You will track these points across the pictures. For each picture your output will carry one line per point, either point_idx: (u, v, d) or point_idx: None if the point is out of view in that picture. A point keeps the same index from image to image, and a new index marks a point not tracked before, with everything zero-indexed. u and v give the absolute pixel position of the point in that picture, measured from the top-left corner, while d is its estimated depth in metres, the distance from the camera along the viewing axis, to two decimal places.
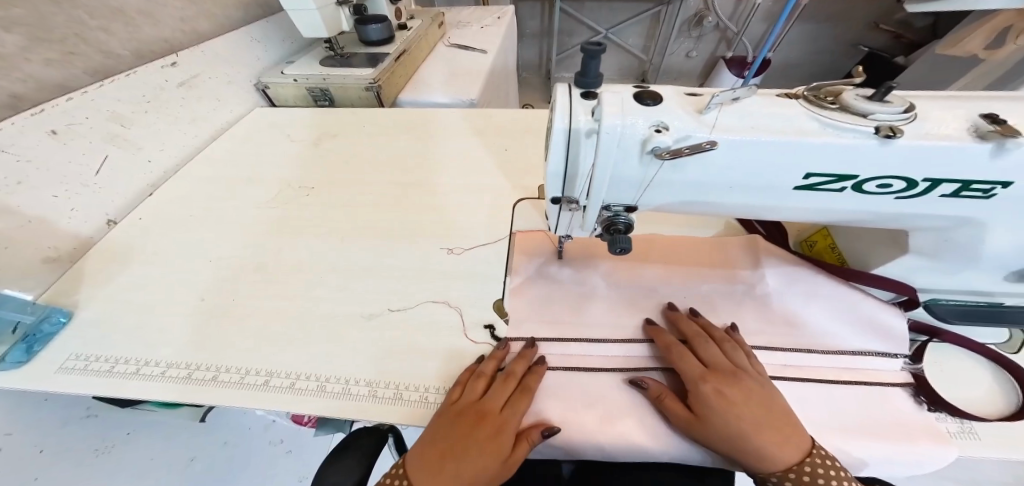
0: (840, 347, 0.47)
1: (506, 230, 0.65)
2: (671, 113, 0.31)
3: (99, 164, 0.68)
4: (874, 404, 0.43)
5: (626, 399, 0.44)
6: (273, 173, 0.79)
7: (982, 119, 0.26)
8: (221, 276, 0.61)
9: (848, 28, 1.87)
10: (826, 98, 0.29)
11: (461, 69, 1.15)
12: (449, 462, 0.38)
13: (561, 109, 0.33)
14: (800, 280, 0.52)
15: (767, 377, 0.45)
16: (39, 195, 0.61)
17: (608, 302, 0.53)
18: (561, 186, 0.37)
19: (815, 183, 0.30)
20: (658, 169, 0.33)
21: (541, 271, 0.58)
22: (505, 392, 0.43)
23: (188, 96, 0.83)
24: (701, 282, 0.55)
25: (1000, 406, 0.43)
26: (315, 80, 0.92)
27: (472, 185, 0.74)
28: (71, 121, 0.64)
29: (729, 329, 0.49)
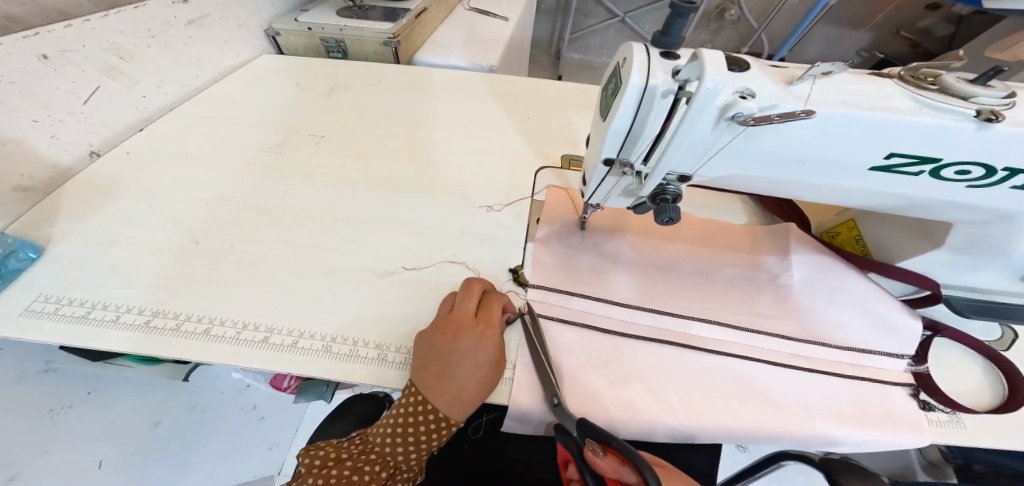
0: (858, 340, 0.48)
1: (528, 199, 0.63)
2: (760, 82, 0.29)
3: (90, 94, 0.61)
4: (869, 390, 0.44)
5: (651, 373, 0.44)
6: (279, 117, 0.73)
7: None
8: (223, 220, 0.56)
9: (864, 34, 1.90)
10: (925, 78, 0.28)
11: (480, 33, 1.10)
12: (454, 379, 0.40)
13: (639, 64, 0.31)
14: (814, 268, 0.54)
15: (775, 362, 0.46)
16: (17, 118, 0.53)
17: (631, 277, 0.52)
18: (619, 146, 0.36)
19: (895, 165, 0.30)
20: (731, 138, 0.32)
21: (568, 239, 0.56)
22: (494, 317, 0.44)
23: (196, 36, 0.76)
24: (728, 265, 0.55)
25: (990, 398, 0.45)
26: (331, 30, 0.85)
27: (493, 149, 0.71)
28: (66, 47, 0.57)
29: (755, 312, 0.50)
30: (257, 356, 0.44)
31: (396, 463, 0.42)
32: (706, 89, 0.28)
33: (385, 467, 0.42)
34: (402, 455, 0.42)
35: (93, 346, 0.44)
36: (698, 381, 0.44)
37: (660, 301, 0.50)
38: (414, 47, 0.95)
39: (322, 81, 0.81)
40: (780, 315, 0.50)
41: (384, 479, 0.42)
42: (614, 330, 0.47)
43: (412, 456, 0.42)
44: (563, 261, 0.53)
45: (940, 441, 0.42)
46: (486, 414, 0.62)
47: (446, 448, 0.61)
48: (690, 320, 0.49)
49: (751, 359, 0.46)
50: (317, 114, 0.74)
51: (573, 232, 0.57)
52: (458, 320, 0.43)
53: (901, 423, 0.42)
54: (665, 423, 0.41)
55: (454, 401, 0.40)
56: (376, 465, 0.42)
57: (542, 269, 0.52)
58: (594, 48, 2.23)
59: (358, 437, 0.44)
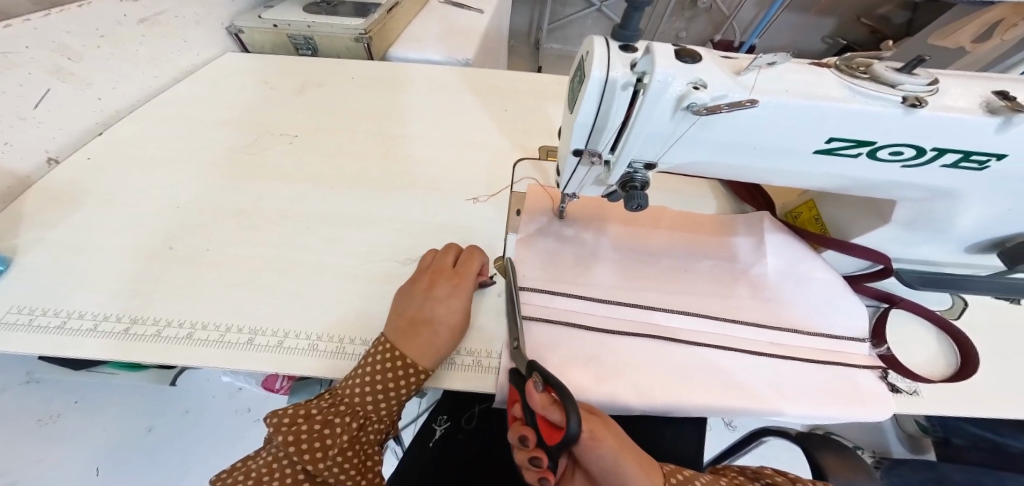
0: (826, 326, 0.50)
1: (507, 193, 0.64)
2: (710, 73, 0.31)
3: (41, 98, 0.59)
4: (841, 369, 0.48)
5: (625, 357, 0.46)
6: (249, 116, 0.72)
7: (992, 96, 0.28)
8: (196, 223, 0.56)
9: (828, 21, 1.94)
10: (858, 68, 0.30)
11: (453, 27, 1.10)
12: (428, 324, 0.44)
13: (600, 57, 0.32)
14: (786, 255, 0.56)
15: (752, 347, 0.48)
16: None
17: (610, 267, 0.55)
18: (586, 138, 0.37)
19: (835, 148, 0.32)
20: (689, 127, 0.34)
21: (550, 229, 0.58)
22: (469, 271, 0.49)
23: (150, 35, 0.74)
24: (707, 253, 0.57)
25: (943, 370, 0.49)
26: (298, 26, 0.82)
27: (468, 143, 0.71)
28: (7, 49, 0.55)
29: (729, 295, 0.53)
30: (237, 356, 0.44)
31: (366, 414, 0.42)
32: (658, 81, 0.31)
33: (355, 418, 0.41)
34: (371, 404, 0.42)
35: (71, 357, 0.44)
36: (675, 367, 0.46)
37: (638, 289, 0.53)
38: (388, 41, 0.94)
39: (289, 79, 0.79)
40: (749, 297, 0.53)
41: (355, 429, 0.41)
42: (592, 319, 0.49)
43: (383, 405, 0.42)
44: (544, 253, 0.55)
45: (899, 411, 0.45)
46: (478, 403, 0.67)
47: (440, 440, 0.63)
48: (664, 306, 0.51)
49: (724, 343, 0.48)
50: (288, 113, 0.73)
51: (552, 225, 0.58)
52: (439, 272, 0.49)
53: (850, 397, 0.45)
54: (636, 401, 0.43)
55: (425, 347, 0.43)
56: (346, 416, 0.41)
57: (526, 262, 0.53)
58: (572, 38, 2.24)
59: (325, 394, 0.43)
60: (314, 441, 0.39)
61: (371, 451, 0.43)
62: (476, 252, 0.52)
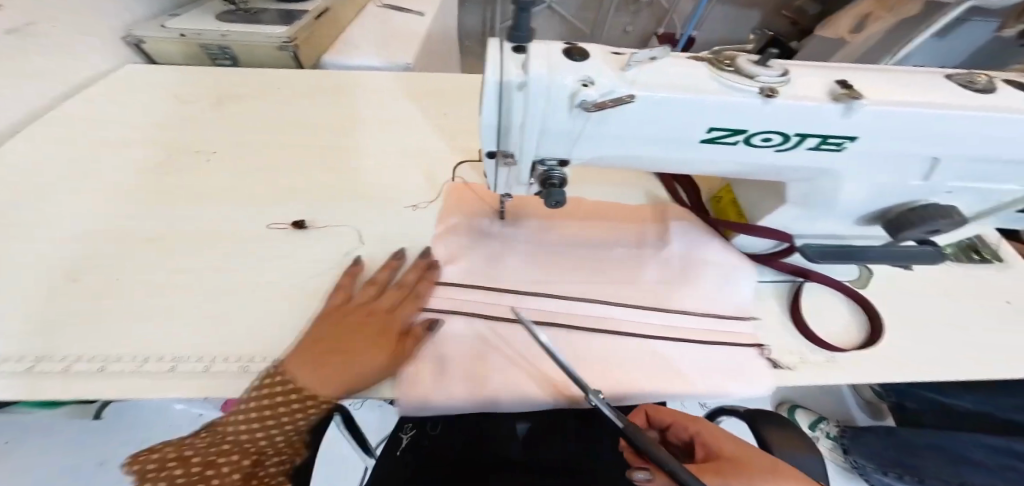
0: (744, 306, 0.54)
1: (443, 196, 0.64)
2: (599, 70, 0.33)
3: None
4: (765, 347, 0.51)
5: (572, 352, 0.47)
6: (165, 133, 0.68)
7: (834, 85, 0.32)
8: (105, 250, 0.53)
9: (758, 13, 2.07)
10: (725, 61, 0.33)
11: (390, 30, 1.09)
12: (345, 355, 0.42)
13: (494, 60, 0.32)
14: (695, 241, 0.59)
15: (686, 331, 0.51)
16: None
17: (544, 264, 0.56)
18: (494, 140, 0.38)
19: (716, 137, 0.34)
20: (587, 124, 0.35)
21: (488, 230, 0.59)
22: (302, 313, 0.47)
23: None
24: (641, 242, 0.60)
25: (855, 337, 0.54)
26: (209, 36, 0.78)
27: (403, 148, 0.71)
28: None
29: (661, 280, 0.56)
30: (148, 386, 0.42)
31: (258, 448, 0.42)
32: (533, 84, 0.32)
33: (245, 455, 0.41)
34: (264, 439, 0.42)
35: None
36: (617, 357, 0.48)
37: (579, 283, 0.54)
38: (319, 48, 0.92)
39: (211, 91, 0.76)
40: (681, 281, 0.56)
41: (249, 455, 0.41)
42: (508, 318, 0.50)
43: (268, 436, 0.42)
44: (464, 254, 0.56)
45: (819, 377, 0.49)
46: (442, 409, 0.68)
47: (407, 449, 0.64)
48: (602, 297, 0.53)
49: (663, 329, 0.51)
50: (210, 127, 0.70)
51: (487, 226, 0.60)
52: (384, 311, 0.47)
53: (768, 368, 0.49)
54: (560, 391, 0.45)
55: (314, 377, 0.41)
56: (234, 454, 0.41)
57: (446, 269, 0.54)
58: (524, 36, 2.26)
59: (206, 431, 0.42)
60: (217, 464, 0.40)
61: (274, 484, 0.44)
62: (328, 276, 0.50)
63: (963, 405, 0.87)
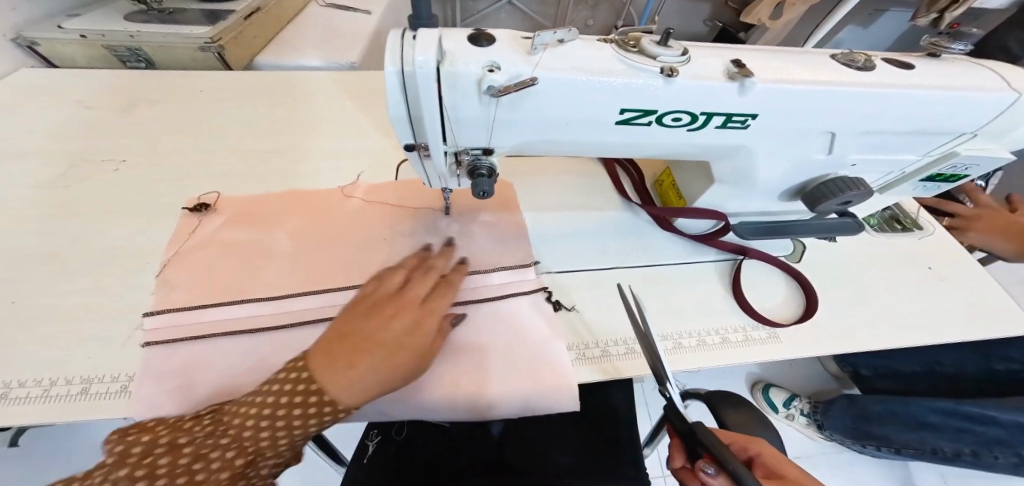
0: (666, 287, 0.57)
1: (384, 192, 0.62)
2: (504, 54, 0.32)
3: None
4: (708, 327, 0.53)
5: (529, 347, 0.48)
6: (77, 143, 0.63)
7: (731, 64, 0.33)
8: (2, 272, 0.48)
9: None
10: (631, 42, 0.33)
11: (333, 30, 1.05)
12: (356, 347, 0.37)
13: (393, 50, 0.31)
14: (587, 233, 0.62)
15: (630, 318, 0.53)
16: None
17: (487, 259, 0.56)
18: (410, 132, 0.37)
19: (629, 118, 0.35)
20: (499, 110, 0.34)
21: (432, 227, 0.58)
22: (417, 293, 0.44)
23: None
24: (584, 234, 0.62)
25: (793, 310, 0.56)
26: (117, 37, 0.72)
27: (343, 149, 0.69)
28: None
29: (603, 269, 0.58)
30: (53, 413, 0.39)
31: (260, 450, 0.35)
32: (427, 70, 0.31)
33: (243, 455, 0.34)
34: (266, 438, 0.34)
35: None
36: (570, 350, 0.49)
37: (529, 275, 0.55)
38: (252, 49, 0.88)
39: (132, 96, 0.71)
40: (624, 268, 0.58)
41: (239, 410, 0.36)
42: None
43: (267, 434, 0.34)
44: (362, 257, 0.53)
45: (761, 353, 0.51)
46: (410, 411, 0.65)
47: (375, 456, 0.60)
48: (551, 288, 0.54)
49: (609, 316, 0.53)
50: (130, 135, 0.66)
51: (429, 223, 0.59)
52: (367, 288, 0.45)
53: (708, 345, 0.51)
54: (460, 400, 0.44)
55: (340, 368, 0.36)
56: (231, 451, 0.33)
57: (339, 277, 0.51)
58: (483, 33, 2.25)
59: (207, 419, 0.37)
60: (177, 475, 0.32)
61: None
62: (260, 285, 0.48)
63: (904, 369, 0.92)
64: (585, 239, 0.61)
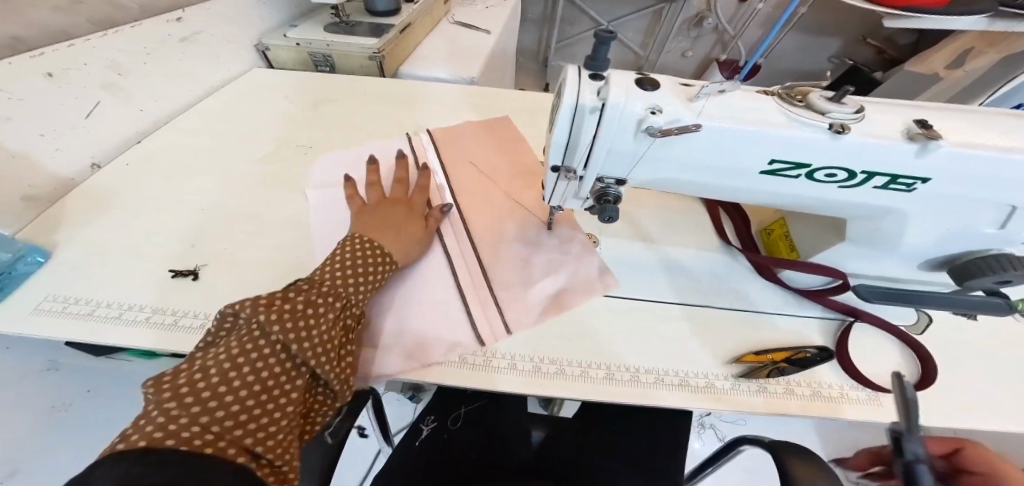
0: (763, 334, 0.58)
1: (505, 204, 0.70)
2: (667, 98, 0.35)
3: (90, 109, 0.66)
4: (799, 377, 0.53)
5: (622, 356, 0.54)
6: (271, 130, 0.80)
7: (914, 124, 0.33)
8: (219, 226, 0.63)
9: (837, 40, 1.99)
10: (797, 96, 0.34)
11: (460, 47, 1.17)
12: None
13: (570, 86, 0.36)
14: (687, 269, 0.65)
15: (725, 358, 0.55)
16: (25, 133, 0.58)
17: (587, 281, 0.62)
18: (562, 156, 0.42)
19: (778, 169, 0.36)
20: (649, 148, 0.38)
21: (540, 239, 0.65)
22: None
23: (188, 52, 0.82)
24: (682, 268, 0.64)
25: (903, 379, 0.54)
26: (318, 45, 0.94)
27: (467, 159, 0.78)
28: (69, 65, 0.62)
29: (698, 306, 0.60)
30: None
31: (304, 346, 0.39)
32: (610, 108, 0.35)
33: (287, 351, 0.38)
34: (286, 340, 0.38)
35: (108, 344, 0.50)
36: (669, 375, 0.53)
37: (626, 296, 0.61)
38: (401, 58, 1.06)
39: (312, 97, 0.88)
40: (719, 308, 0.60)
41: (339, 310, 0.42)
42: (518, 317, 0.56)
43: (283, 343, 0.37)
44: (485, 261, 0.62)
45: (864, 418, 0.50)
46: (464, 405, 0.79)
47: (436, 433, 0.74)
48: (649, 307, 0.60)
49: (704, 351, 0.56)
50: (310, 129, 0.81)
51: (542, 238, 0.66)
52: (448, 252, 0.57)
53: (797, 395, 0.52)
54: (574, 390, 0.50)
55: None
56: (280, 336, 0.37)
57: (466, 278, 0.59)
58: (578, 55, 2.35)
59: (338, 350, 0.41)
60: (197, 413, 0.32)
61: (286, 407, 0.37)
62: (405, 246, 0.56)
63: None
64: (684, 273, 0.64)
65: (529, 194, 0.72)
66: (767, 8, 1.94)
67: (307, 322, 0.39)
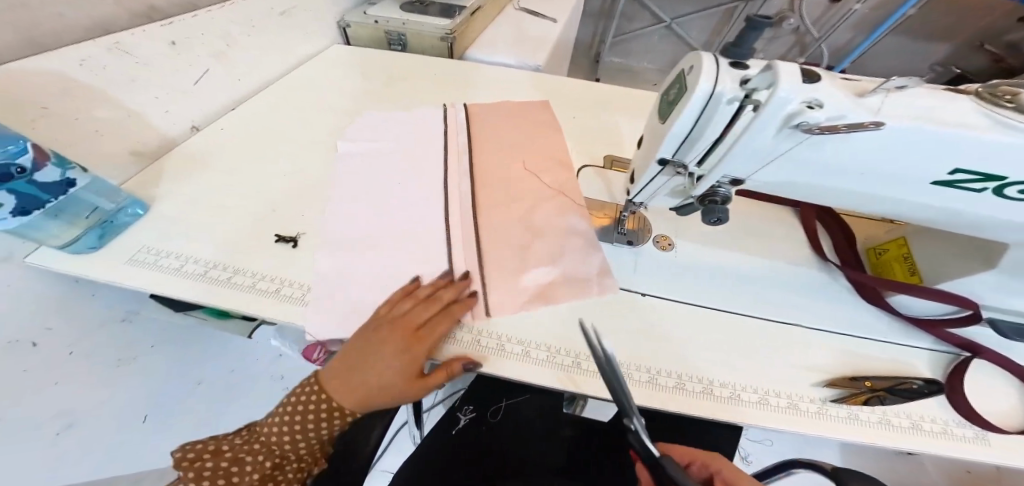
0: (863, 358, 0.53)
1: (523, 186, 0.67)
2: (829, 91, 0.30)
3: (200, 77, 0.68)
4: (896, 406, 0.49)
5: (689, 362, 0.51)
6: (349, 104, 0.81)
7: None
8: (299, 194, 0.64)
9: (945, 46, 1.88)
10: (1003, 96, 0.30)
11: (525, 34, 1.15)
12: (363, 370, 0.45)
13: (706, 72, 0.33)
14: (773, 281, 0.60)
15: (817, 381, 0.50)
16: (142, 94, 0.60)
17: (594, 264, 0.59)
18: (676, 148, 0.39)
19: (957, 180, 0.32)
20: (791, 147, 0.34)
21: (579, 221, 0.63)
22: (419, 326, 0.47)
23: (285, 26, 0.83)
24: (767, 279, 0.60)
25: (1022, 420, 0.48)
26: (395, 24, 0.95)
27: (494, 137, 0.75)
28: (190, 34, 0.65)
29: (788, 322, 0.56)
30: (297, 317, 0.51)
31: (283, 453, 0.48)
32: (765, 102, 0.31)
33: (270, 457, 0.47)
34: (285, 442, 0.47)
35: (197, 302, 0.52)
36: (750, 394, 0.49)
37: (703, 304, 0.57)
38: (468, 44, 1.05)
39: (385, 74, 0.89)
40: (808, 326, 0.55)
41: (267, 468, 0.46)
42: (502, 296, 0.54)
43: (286, 438, 0.47)
44: (486, 236, 0.60)
45: (975, 458, 0.45)
46: (503, 399, 0.77)
47: (463, 429, 0.72)
48: (733, 317, 0.56)
49: (792, 366, 0.52)
50: (383, 107, 0.81)
51: (562, 220, 0.63)
52: (416, 337, 0.46)
53: (895, 426, 0.47)
54: (644, 394, 0.48)
55: (353, 395, 0.45)
56: (258, 454, 0.46)
57: (463, 250, 0.58)
58: (633, 52, 2.27)
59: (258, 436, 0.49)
60: None
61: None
62: (435, 317, 0.48)
63: None
64: (770, 286, 0.60)
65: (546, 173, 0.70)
66: (864, 9, 1.84)
67: (231, 480, 0.45)
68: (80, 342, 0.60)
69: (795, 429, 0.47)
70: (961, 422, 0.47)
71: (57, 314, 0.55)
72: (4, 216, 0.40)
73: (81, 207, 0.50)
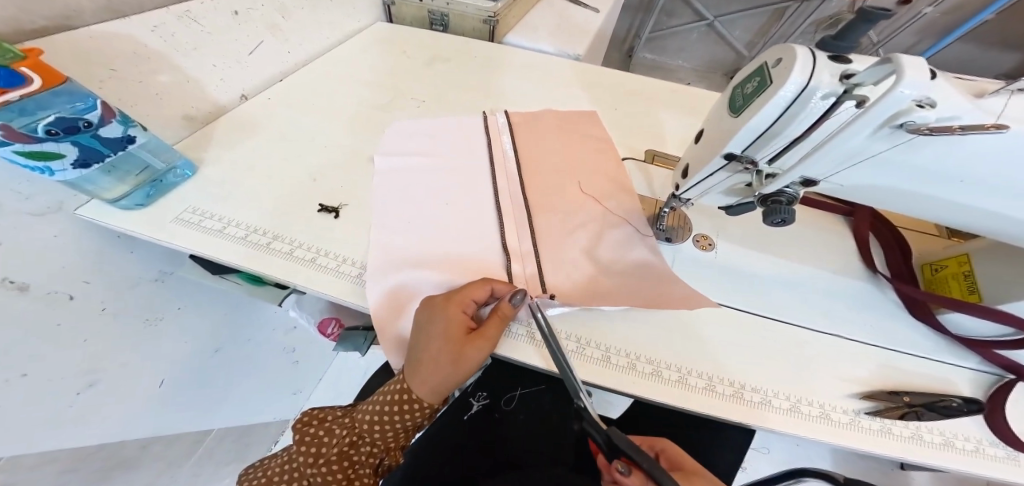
0: (910, 375, 0.51)
1: (570, 180, 0.64)
2: (944, 91, 0.29)
3: (255, 47, 0.68)
4: (932, 422, 0.47)
5: (727, 365, 0.50)
6: (392, 80, 0.80)
7: None
8: (341, 166, 0.64)
9: (1015, 55, 1.81)
10: None
11: (567, 22, 1.12)
12: (418, 348, 0.43)
13: (802, 67, 0.31)
14: (820, 291, 0.58)
15: (858, 394, 0.49)
16: (202, 62, 0.61)
17: (637, 251, 0.58)
18: (747, 144, 0.37)
19: None
20: (887, 147, 0.33)
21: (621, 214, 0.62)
22: (458, 295, 0.45)
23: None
24: (812, 288, 0.58)
25: None
26: (440, 3, 0.93)
27: (539, 124, 0.73)
28: (249, 5, 0.65)
29: (834, 333, 0.54)
30: (338, 290, 0.51)
31: (360, 434, 0.45)
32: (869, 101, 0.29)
33: (350, 435, 0.45)
34: (366, 426, 0.45)
35: (239, 266, 0.52)
36: (787, 400, 0.48)
37: (744, 308, 0.56)
38: (508, 28, 1.03)
39: (429, 54, 0.88)
40: (854, 341, 0.53)
41: (347, 445, 0.45)
42: (557, 279, 0.53)
43: (374, 425, 0.45)
44: (531, 217, 0.59)
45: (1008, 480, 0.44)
46: (520, 386, 0.70)
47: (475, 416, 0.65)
48: (774, 323, 0.55)
49: (835, 378, 0.50)
50: (427, 86, 0.80)
51: (609, 207, 0.62)
52: (457, 304, 0.44)
53: (927, 442, 0.46)
54: (679, 393, 0.47)
55: (420, 380, 0.42)
56: (343, 430, 0.45)
57: (511, 230, 0.57)
58: (669, 48, 2.22)
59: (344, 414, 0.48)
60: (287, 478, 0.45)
61: (363, 471, 0.46)
62: (475, 289, 0.46)
63: None
64: (816, 295, 0.58)
65: (589, 163, 0.68)
66: (935, 14, 1.76)
67: (318, 449, 0.45)
68: (114, 298, 0.57)
69: (825, 437, 0.45)
70: (997, 442, 0.46)
71: (96, 271, 0.55)
72: (64, 168, 0.40)
73: (134, 165, 0.50)
